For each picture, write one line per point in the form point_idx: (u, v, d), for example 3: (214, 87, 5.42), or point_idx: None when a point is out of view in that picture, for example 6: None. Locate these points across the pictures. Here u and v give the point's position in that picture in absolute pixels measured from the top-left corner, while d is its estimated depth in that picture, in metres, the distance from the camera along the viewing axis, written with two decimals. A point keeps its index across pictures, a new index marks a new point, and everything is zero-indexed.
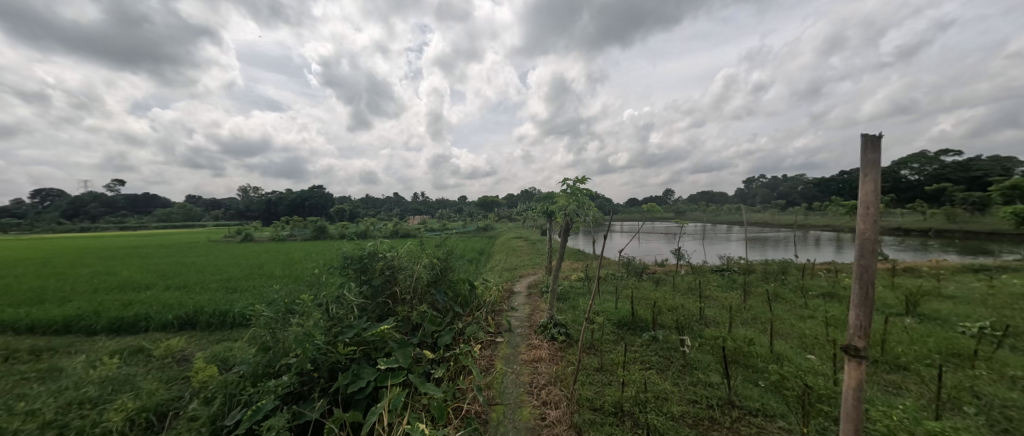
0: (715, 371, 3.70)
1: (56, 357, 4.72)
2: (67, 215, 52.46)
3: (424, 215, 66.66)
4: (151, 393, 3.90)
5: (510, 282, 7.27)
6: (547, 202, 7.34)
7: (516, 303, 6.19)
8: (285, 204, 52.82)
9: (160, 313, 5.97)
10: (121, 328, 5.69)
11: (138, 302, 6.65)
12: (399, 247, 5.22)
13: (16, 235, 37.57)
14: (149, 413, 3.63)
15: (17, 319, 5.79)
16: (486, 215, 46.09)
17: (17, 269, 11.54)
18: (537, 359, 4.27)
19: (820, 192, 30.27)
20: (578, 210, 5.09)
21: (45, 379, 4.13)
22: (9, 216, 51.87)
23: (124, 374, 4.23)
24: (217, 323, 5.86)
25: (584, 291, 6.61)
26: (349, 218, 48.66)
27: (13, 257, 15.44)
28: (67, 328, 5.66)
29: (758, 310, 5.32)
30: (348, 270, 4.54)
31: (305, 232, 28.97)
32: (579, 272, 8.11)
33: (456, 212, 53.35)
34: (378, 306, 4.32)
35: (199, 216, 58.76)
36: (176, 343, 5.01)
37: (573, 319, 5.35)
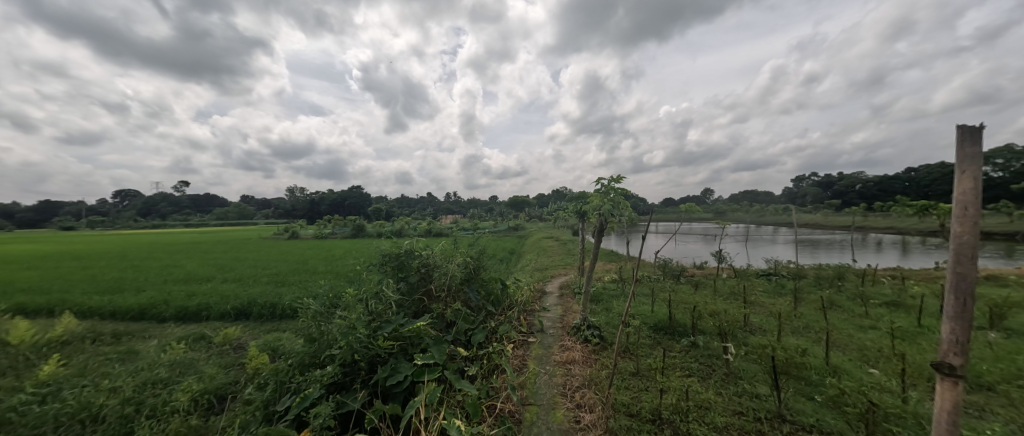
0: (762, 382, 3.48)
1: (134, 341, 5.26)
2: (142, 214, 58.51)
3: (456, 214, 68.00)
4: (212, 377, 4.24)
5: (542, 282, 7.22)
6: (580, 201, 7.21)
7: (548, 303, 6.14)
8: (326, 204, 55.84)
9: (219, 304, 6.49)
10: (186, 317, 6.25)
11: (199, 293, 7.27)
12: (433, 245, 5.33)
13: (102, 231, 42.57)
14: (209, 396, 3.95)
15: (102, 305, 6.52)
16: (517, 214, 46.31)
17: (100, 261, 12.94)
18: (570, 361, 4.21)
19: (881, 192, 27.61)
20: (613, 210, 4.96)
21: (124, 360, 4.61)
22: (96, 214, 58.77)
23: (189, 358, 4.64)
24: (267, 315, 6.28)
25: (618, 293, 6.43)
26: (386, 217, 50.68)
27: (101, 250, 17.48)
28: (142, 315, 6.30)
29: (810, 318, 4.94)
30: (386, 268, 4.70)
31: (344, 230, 30.43)
32: (613, 273, 7.90)
33: (487, 211, 53.96)
34: (414, 303, 4.45)
35: (252, 215, 63.58)
36: (232, 332, 5.42)
37: (607, 321, 5.23)
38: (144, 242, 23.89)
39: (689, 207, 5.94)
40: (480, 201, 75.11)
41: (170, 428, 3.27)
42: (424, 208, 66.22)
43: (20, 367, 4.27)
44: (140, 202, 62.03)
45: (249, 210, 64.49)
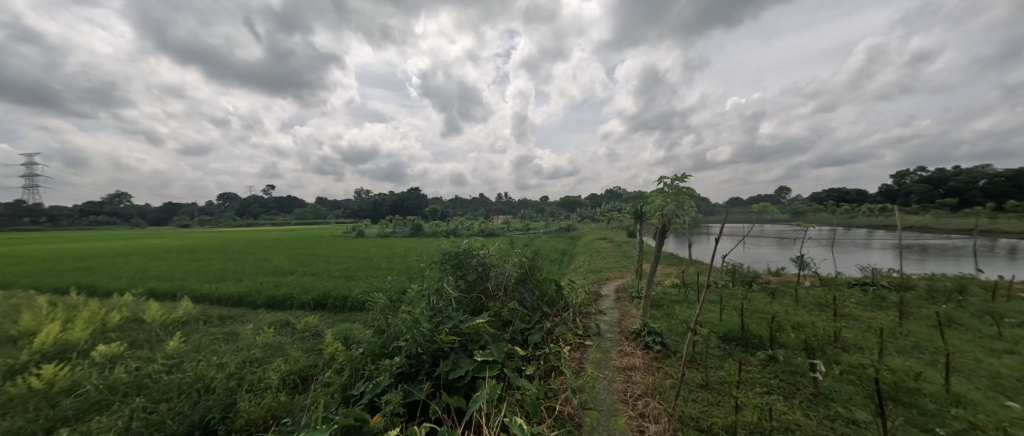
0: (861, 407, 3.05)
1: (234, 324, 6.06)
2: (237, 214, 67.50)
3: (507, 214, 68.96)
4: (296, 360, 4.72)
5: (597, 285, 7.02)
6: (639, 202, 6.89)
7: (605, 306, 5.96)
8: (387, 205, 59.86)
9: (300, 295, 7.22)
10: (274, 305, 7.06)
11: (284, 284, 8.16)
12: (490, 245, 5.44)
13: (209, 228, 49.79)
14: (294, 377, 4.40)
15: (211, 292, 7.60)
16: (570, 214, 45.83)
17: (209, 254, 15.14)
18: (630, 367, 4.04)
19: (1015, 188, 22.80)
20: (677, 210, 4.66)
21: (227, 339, 5.32)
22: (203, 213, 68.93)
23: (278, 342, 5.23)
24: (340, 306, 6.87)
25: (682, 299, 6.03)
26: (441, 217, 53.04)
27: (209, 245, 20.47)
28: (240, 301, 7.24)
29: (922, 338, 4.22)
30: (446, 266, 4.90)
31: (404, 229, 32.31)
32: (673, 278, 7.44)
33: (538, 212, 54.15)
34: (472, 300, 4.59)
35: (324, 215, 70.21)
36: (312, 320, 6.00)
37: (670, 328, 4.93)
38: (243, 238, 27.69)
39: (764, 207, 5.36)
40: (530, 201, 75.28)
41: (265, 403, 3.69)
42: (476, 209, 67.99)
43: (153, 341, 5.12)
44: (236, 204, 71.66)
45: (323, 210, 71.23)
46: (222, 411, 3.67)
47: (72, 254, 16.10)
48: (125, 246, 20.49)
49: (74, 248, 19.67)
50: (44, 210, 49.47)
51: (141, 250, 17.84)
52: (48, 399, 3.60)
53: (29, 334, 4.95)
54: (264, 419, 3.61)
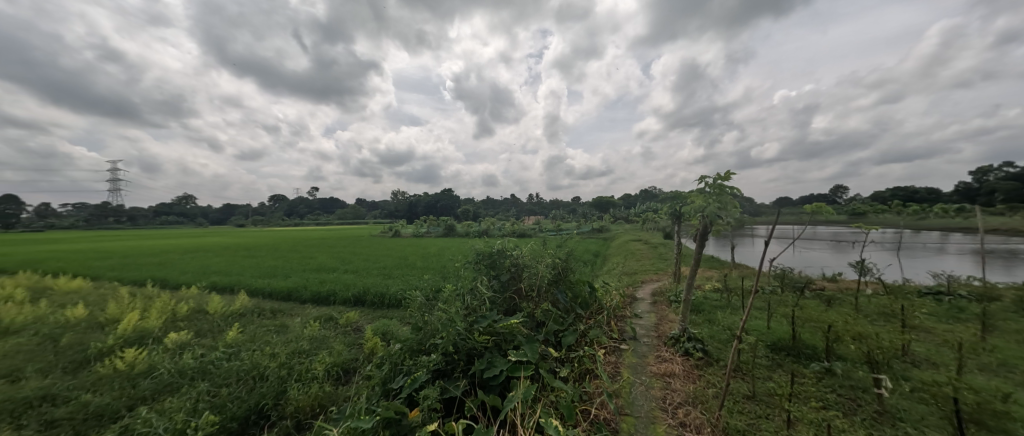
0: (936, 430, 2.74)
1: (284, 317, 6.48)
2: (285, 214, 72.32)
3: (537, 215, 68.81)
4: (339, 353, 4.97)
5: (632, 287, 6.82)
6: (677, 202, 6.61)
7: (641, 310, 5.77)
8: (422, 206, 61.75)
9: (342, 291, 7.61)
10: (319, 300, 7.49)
11: (328, 281, 8.63)
12: (523, 245, 5.45)
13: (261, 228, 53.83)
14: (337, 369, 4.63)
15: (264, 287, 8.20)
16: (602, 215, 45.02)
17: (262, 252, 16.33)
18: (669, 374, 3.88)
19: None
20: (719, 211, 4.40)
21: (278, 331, 5.71)
22: (256, 214, 74.56)
23: (323, 335, 5.53)
24: (378, 303, 7.16)
25: (724, 304, 5.72)
26: (473, 217, 53.94)
27: (262, 243, 22.12)
28: (289, 296, 7.75)
29: (1011, 355, 3.73)
30: (481, 266, 4.96)
31: (438, 229, 33.13)
32: (714, 282, 7.07)
33: (570, 213, 53.63)
34: (505, 300, 4.60)
35: (363, 215, 73.62)
36: (353, 316, 6.30)
37: (711, 335, 4.69)
38: (291, 237, 29.66)
39: (817, 207, 4.94)
40: (561, 202, 74.60)
41: (312, 392, 3.91)
42: (506, 210, 68.41)
43: (215, 330, 5.58)
44: (284, 205, 76.80)
45: (362, 210, 74.64)
46: (274, 399, 3.94)
47: (149, 250, 17.99)
48: (191, 243, 22.51)
49: (150, 245, 21.96)
50: (125, 211, 55.59)
51: (205, 247, 19.61)
52: (129, 379, 4.04)
53: (114, 321, 5.56)
54: (311, 407, 3.82)
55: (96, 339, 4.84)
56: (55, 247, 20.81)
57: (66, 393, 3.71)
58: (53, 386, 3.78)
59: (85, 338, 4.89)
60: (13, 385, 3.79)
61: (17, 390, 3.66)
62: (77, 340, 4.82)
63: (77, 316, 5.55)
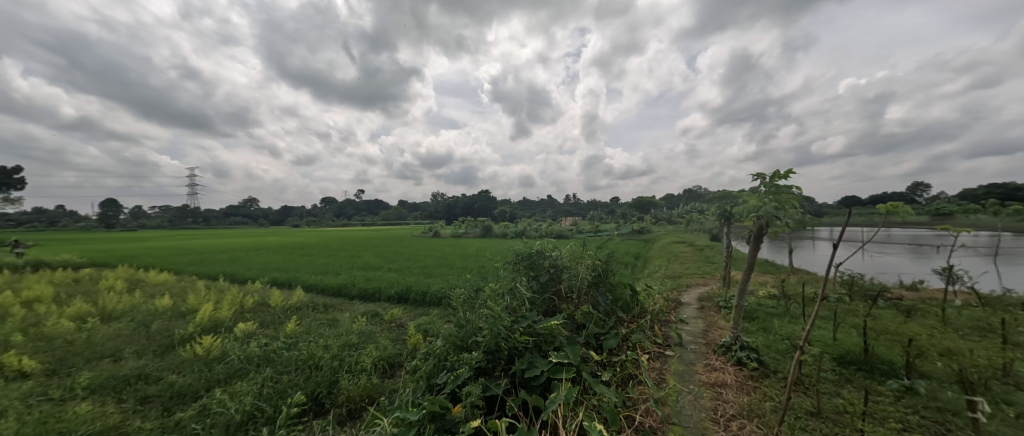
0: None
1: (334, 311, 6.90)
2: (334, 215, 77.30)
3: (574, 215, 67.90)
4: (385, 348, 5.19)
5: (676, 291, 6.52)
6: (727, 202, 6.21)
7: (686, 315, 5.48)
8: (459, 208, 63.31)
9: (386, 289, 7.97)
10: (365, 296, 7.91)
11: (373, 278, 9.09)
12: (562, 247, 5.39)
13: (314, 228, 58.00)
14: (383, 362, 4.83)
15: (317, 283, 8.79)
16: (642, 216, 43.56)
17: (315, 251, 17.58)
18: (720, 383, 3.65)
19: None
20: (778, 211, 4.00)
21: (330, 325, 6.09)
22: (308, 215, 80.33)
23: (370, 330, 5.82)
24: (420, 300, 7.42)
25: (782, 312, 5.29)
26: (509, 218, 54.47)
27: (316, 242, 23.87)
28: (338, 291, 8.26)
29: None
30: (520, 266, 4.98)
31: (475, 230, 33.79)
32: (770, 288, 6.55)
33: (608, 214, 52.39)
34: (545, 302, 4.58)
35: (404, 216, 76.83)
36: (396, 313, 6.57)
37: (768, 345, 4.35)
38: (340, 237, 31.69)
39: (893, 206, 4.19)
40: (598, 202, 73.05)
41: (361, 383, 4.13)
42: (542, 211, 68.19)
43: (275, 322, 6.06)
44: (333, 207, 82.08)
45: (403, 211, 77.85)
46: (328, 387, 4.20)
47: (222, 248, 20.05)
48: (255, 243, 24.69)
49: (223, 244, 24.42)
50: (200, 212, 62.25)
51: (267, 246, 21.49)
52: (207, 363, 4.51)
53: (193, 311, 6.22)
54: (361, 398, 4.03)
55: (180, 327, 5.45)
56: (149, 244, 23.86)
57: (156, 372, 4.21)
58: (147, 367, 4.31)
59: (170, 326, 5.51)
60: (117, 363, 4.37)
61: (120, 369, 4.21)
62: (164, 327, 5.45)
63: (164, 306, 6.28)
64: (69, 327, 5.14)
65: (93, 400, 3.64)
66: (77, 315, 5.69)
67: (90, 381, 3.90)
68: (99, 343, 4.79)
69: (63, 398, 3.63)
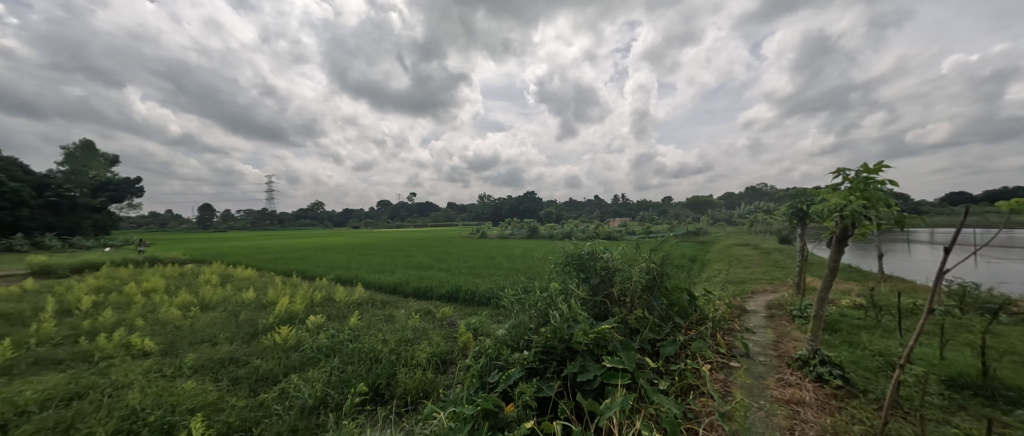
0: None
1: (391, 308, 7.32)
2: (388, 217, 82.24)
3: (622, 216, 65.71)
4: (437, 344, 5.38)
5: (740, 297, 6.02)
6: (802, 200, 5.61)
7: (753, 324, 5.03)
8: (505, 209, 64.21)
9: (437, 288, 8.32)
10: (417, 294, 8.31)
11: (425, 277, 9.53)
12: (613, 248, 5.23)
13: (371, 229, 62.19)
14: (436, 358, 5.01)
15: (375, 280, 9.41)
16: (698, 216, 40.93)
17: (373, 250, 18.85)
18: (796, 401, 3.28)
19: None
20: (867, 211, 3.42)
21: (387, 320, 6.46)
22: (365, 217, 86.27)
23: (423, 327, 6.08)
24: (469, 299, 7.63)
25: (872, 325, 4.65)
26: (555, 219, 54.18)
27: (375, 242, 25.62)
28: (394, 288, 8.77)
29: None
30: (570, 268, 4.92)
31: (521, 231, 34.05)
32: (855, 297, 5.80)
33: (660, 214, 49.92)
34: (596, 304, 4.47)
35: (452, 217, 79.59)
36: (447, 311, 6.79)
37: (855, 361, 3.85)
38: (394, 238, 33.66)
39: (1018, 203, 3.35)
40: (648, 202, 69.85)
41: (417, 378, 4.32)
42: (590, 211, 66.84)
43: (340, 316, 6.57)
44: (387, 210, 87.33)
45: (451, 212, 80.60)
46: (387, 379, 4.45)
47: (294, 247, 22.27)
48: (322, 242, 27.05)
49: (295, 243, 27.09)
50: (276, 214, 69.54)
51: (333, 245, 23.51)
52: (284, 351, 5.01)
53: (271, 303, 6.95)
54: (417, 391, 4.22)
55: (262, 317, 6.12)
56: (238, 243, 27.18)
57: (243, 357, 4.74)
58: (236, 352, 4.87)
59: (254, 316, 6.21)
60: (213, 347, 5.00)
61: (216, 352, 4.81)
62: (249, 317, 6.15)
63: (249, 298, 7.08)
64: (177, 314, 5.99)
65: (197, 378, 4.20)
66: (183, 304, 6.62)
67: (194, 361, 4.51)
68: (200, 329, 5.53)
69: (174, 375, 4.22)
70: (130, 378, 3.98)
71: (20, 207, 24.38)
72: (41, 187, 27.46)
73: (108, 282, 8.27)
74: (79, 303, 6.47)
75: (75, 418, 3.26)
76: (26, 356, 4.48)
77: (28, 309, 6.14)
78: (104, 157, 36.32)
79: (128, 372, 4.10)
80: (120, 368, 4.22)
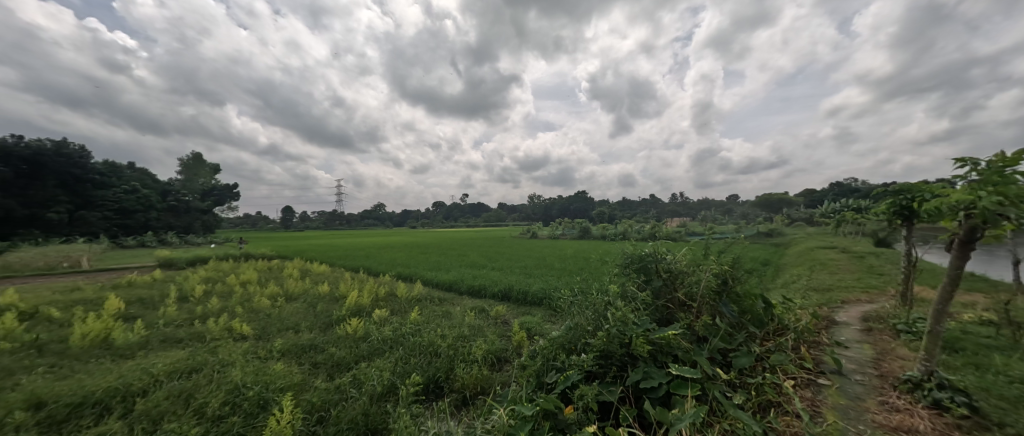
0: None
1: (448, 304, 7.61)
2: (442, 217, 86.13)
3: (680, 215, 61.98)
4: (492, 342, 5.46)
5: (826, 307, 5.34)
6: (908, 196, 4.81)
7: (844, 337, 4.43)
8: (557, 210, 64.27)
9: (490, 287, 8.52)
10: (472, 291, 8.59)
11: (479, 276, 9.79)
12: (676, 250, 4.93)
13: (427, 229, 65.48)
14: (492, 356, 5.08)
15: (433, 277, 9.89)
16: (770, 215, 37.21)
17: (430, 249, 19.81)
18: (907, 429, 2.79)
19: None
20: (1006, 209, 2.80)
21: (445, 316, 6.72)
22: (421, 218, 91.09)
23: (478, 325, 6.22)
24: (522, 299, 7.69)
25: (1008, 346, 3.85)
26: (608, 218, 52.77)
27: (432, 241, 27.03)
28: (450, 285, 9.15)
29: None
30: (629, 270, 4.72)
31: (573, 231, 33.60)
32: (983, 312, 4.84)
33: (725, 214, 46.21)
34: (659, 309, 4.26)
35: (502, 217, 80.99)
36: (501, 310, 6.89)
37: (986, 388, 3.20)
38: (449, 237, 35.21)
39: None
40: (709, 201, 65.03)
41: (474, 374, 4.43)
42: (645, 211, 64.00)
43: (403, 310, 6.99)
44: (441, 211, 91.28)
45: (502, 213, 81.94)
46: (445, 373, 4.61)
47: (362, 246, 24.24)
48: (386, 241, 29.16)
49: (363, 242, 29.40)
50: (344, 215, 76.08)
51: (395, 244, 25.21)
52: (355, 340, 5.43)
53: (343, 296, 7.58)
54: (474, 387, 4.32)
55: (336, 309, 6.70)
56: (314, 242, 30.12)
57: (320, 345, 5.21)
58: (315, 339, 5.39)
59: (329, 308, 6.82)
60: (297, 334, 5.58)
61: (299, 339, 5.37)
62: (325, 308, 6.77)
63: (324, 291, 7.81)
64: (268, 303, 6.79)
65: (284, 361, 4.70)
66: (271, 294, 7.48)
67: (282, 346, 5.06)
68: (286, 317, 6.20)
69: (267, 356, 4.78)
70: (233, 358, 4.58)
71: (151, 210, 29.44)
72: (165, 193, 33.38)
73: (214, 274, 9.63)
74: (193, 291, 7.60)
75: (194, 389, 3.83)
76: (156, 334, 5.35)
77: (157, 295, 7.35)
78: (210, 167, 42.68)
79: (231, 353, 4.73)
80: (225, 348, 4.87)
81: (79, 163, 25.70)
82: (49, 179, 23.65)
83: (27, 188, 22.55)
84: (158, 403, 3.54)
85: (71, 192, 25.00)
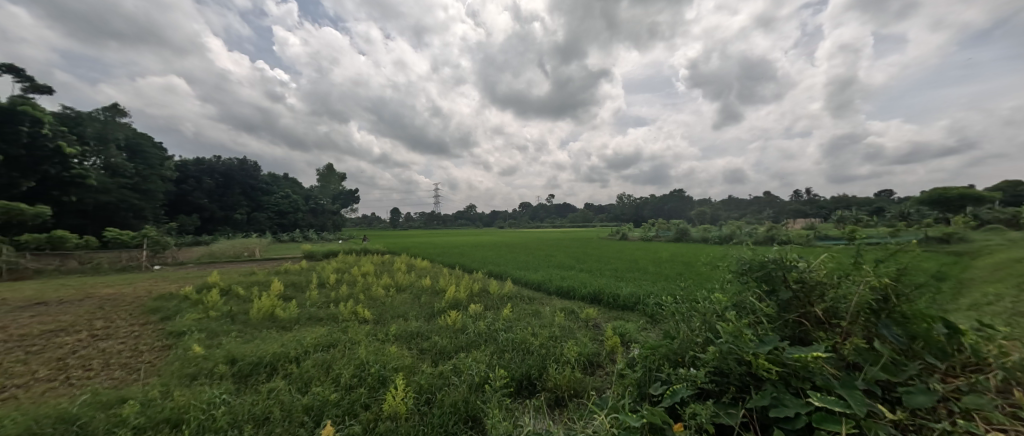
0: None
1: (537, 303, 7.70)
2: (528, 217, 88.03)
3: (805, 215, 52.12)
4: (584, 345, 5.35)
5: None
6: None
7: None
8: (649, 210, 60.17)
9: (579, 288, 8.35)
10: (560, 291, 8.54)
11: (568, 277, 9.71)
12: (811, 257, 4.14)
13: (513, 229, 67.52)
14: (585, 359, 4.95)
15: (522, 276, 10.13)
16: (945, 214, 28.84)
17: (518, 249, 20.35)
18: None
19: None
20: None
21: (535, 315, 6.82)
22: (507, 218, 94.45)
23: (567, 326, 6.14)
24: (612, 303, 7.36)
25: None
26: (710, 219, 47.43)
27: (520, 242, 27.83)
28: (538, 285, 9.24)
29: None
30: (748, 279, 4.11)
31: (667, 233, 31.07)
32: None
33: (872, 214, 37.35)
34: (789, 326, 3.62)
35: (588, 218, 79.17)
36: (592, 312, 6.70)
37: None
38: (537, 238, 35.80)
39: None
40: (847, 199, 53.30)
41: (567, 375, 4.36)
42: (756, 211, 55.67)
43: (495, 306, 7.30)
44: (527, 212, 93.06)
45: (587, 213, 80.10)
46: (538, 371, 4.64)
47: (457, 245, 26.23)
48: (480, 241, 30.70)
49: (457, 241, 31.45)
50: (440, 216, 83.36)
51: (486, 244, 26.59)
52: (453, 331, 5.85)
53: (442, 290, 8.26)
54: (567, 388, 4.26)
55: (436, 301, 7.34)
56: (417, 240, 33.10)
57: (425, 333, 5.74)
58: (421, 327, 5.96)
59: (431, 300, 7.47)
60: (406, 321, 6.24)
61: (408, 326, 6.00)
62: (428, 300, 7.44)
63: (426, 284, 8.60)
64: (382, 292, 7.75)
65: (397, 344, 5.31)
66: (385, 284, 8.55)
67: (394, 331, 5.72)
68: (397, 306, 6.98)
69: (383, 338, 5.45)
70: (359, 338, 5.33)
71: (298, 212, 36.38)
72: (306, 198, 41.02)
73: (342, 265, 11.43)
74: (329, 279, 9.13)
75: (332, 361, 4.56)
76: (305, 313, 6.53)
77: (304, 280, 9.04)
78: (336, 175, 51.01)
79: (357, 333, 5.51)
80: (353, 329, 5.70)
81: (252, 175, 33.23)
82: (235, 188, 31.09)
83: (222, 195, 29.94)
84: (309, 368, 4.33)
85: (248, 197, 32.48)
